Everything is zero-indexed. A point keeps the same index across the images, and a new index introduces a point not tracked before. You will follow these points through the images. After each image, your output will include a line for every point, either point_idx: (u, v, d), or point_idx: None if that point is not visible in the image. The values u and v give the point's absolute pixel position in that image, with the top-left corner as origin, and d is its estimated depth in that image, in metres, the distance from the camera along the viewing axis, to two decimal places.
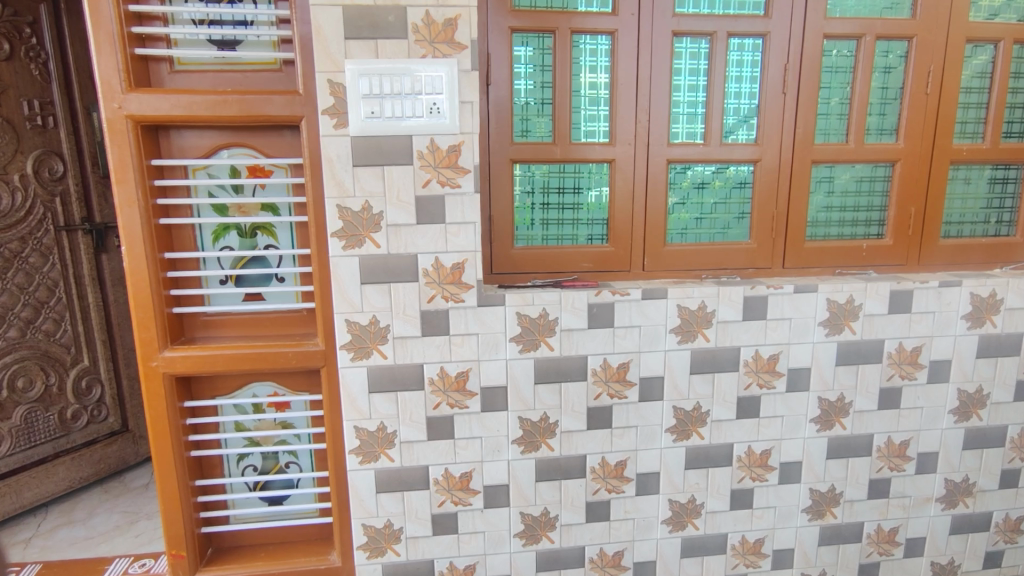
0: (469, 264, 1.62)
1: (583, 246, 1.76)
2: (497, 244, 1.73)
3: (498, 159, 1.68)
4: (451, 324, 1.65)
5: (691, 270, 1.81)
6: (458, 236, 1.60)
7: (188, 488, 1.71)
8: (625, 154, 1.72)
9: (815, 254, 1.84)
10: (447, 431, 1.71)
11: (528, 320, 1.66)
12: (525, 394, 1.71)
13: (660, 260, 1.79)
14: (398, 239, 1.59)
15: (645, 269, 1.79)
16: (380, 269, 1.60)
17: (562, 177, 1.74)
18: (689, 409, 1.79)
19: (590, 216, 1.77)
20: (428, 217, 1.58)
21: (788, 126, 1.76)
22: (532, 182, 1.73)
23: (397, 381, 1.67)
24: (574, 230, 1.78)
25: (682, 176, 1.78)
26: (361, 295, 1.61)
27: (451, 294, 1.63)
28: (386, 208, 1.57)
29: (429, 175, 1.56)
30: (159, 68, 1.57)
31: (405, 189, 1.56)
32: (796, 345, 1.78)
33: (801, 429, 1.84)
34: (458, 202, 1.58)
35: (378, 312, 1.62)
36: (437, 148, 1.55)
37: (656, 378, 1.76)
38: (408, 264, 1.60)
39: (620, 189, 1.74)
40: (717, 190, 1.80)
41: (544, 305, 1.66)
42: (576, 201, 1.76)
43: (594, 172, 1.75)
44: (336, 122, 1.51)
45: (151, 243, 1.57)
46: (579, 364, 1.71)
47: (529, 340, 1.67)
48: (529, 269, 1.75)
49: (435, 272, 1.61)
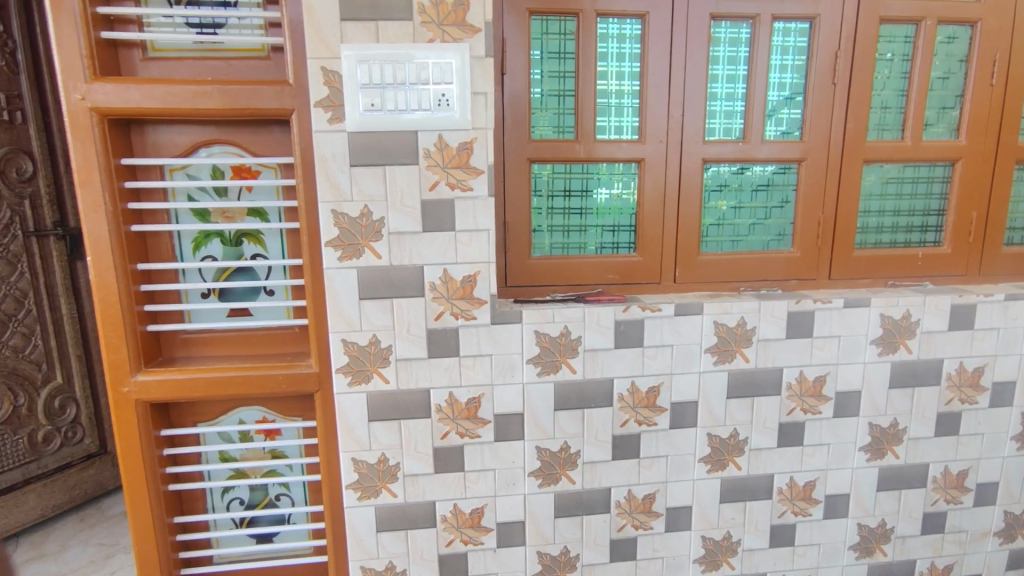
0: (482, 277, 1.43)
1: (607, 256, 1.58)
2: (512, 253, 1.54)
3: (514, 159, 1.49)
4: (462, 344, 1.46)
5: (729, 283, 1.62)
6: (470, 246, 1.41)
7: (165, 527, 1.53)
8: (656, 152, 1.53)
9: (865, 264, 1.65)
10: (456, 463, 1.53)
11: (547, 339, 1.48)
12: (543, 422, 1.53)
13: (694, 271, 1.60)
14: (401, 249, 1.40)
15: (677, 281, 1.60)
16: (381, 283, 1.41)
17: (584, 179, 1.55)
18: (726, 436, 1.60)
19: (615, 222, 1.59)
20: (436, 224, 1.40)
21: (839, 121, 1.57)
22: (551, 184, 1.55)
23: (401, 408, 1.48)
24: (597, 238, 1.60)
25: (718, 177, 1.59)
26: (360, 312, 1.42)
27: (461, 311, 1.44)
28: (388, 214, 1.38)
29: (437, 177, 1.38)
30: (130, 55, 1.38)
31: (410, 192, 1.38)
32: (845, 366, 1.59)
33: (849, 458, 1.66)
34: (470, 208, 1.40)
35: (379, 331, 1.44)
36: (446, 147, 1.36)
37: (689, 403, 1.57)
38: (413, 278, 1.42)
39: (650, 192, 1.55)
40: (757, 193, 1.61)
41: (566, 323, 1.48)
42: (600, 206, 1.58)
43: (621, 172, 1.56)
44: (331, 115, 1.32)
45: (121, 254, 1.38)
46: (604, 389, 1.53)
47: (548, 362, 1.49)
48: (547, 281, 1.56)
49: (444, 286, 1.43)
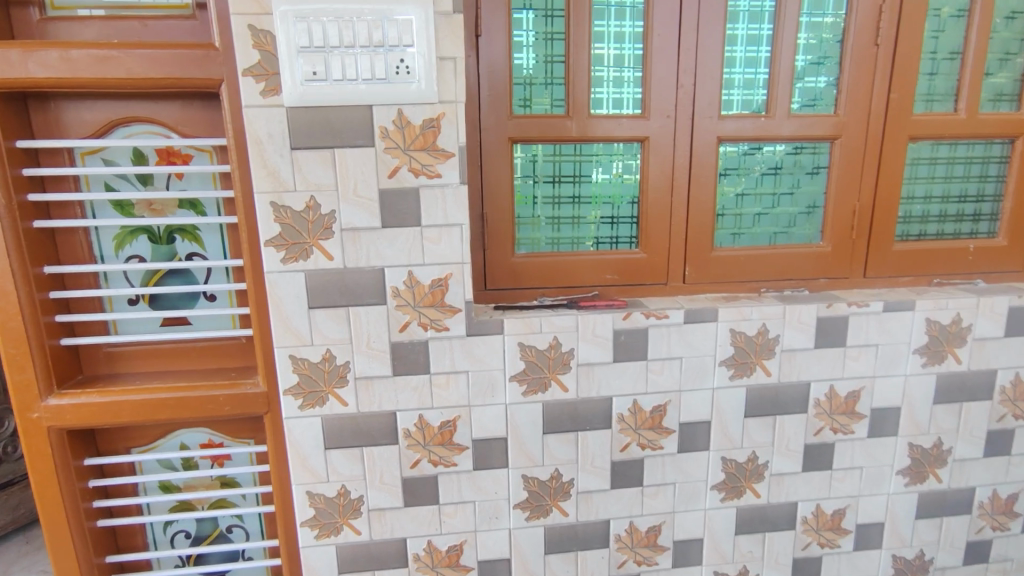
0: (454, 281, 1.21)
1: (604, 253, 1.34)
2: (491, 251, 1.30)
3: (494, 139, 1.25)
4: (433, 359, 1.24)
5: (748, 283, 1.38)
6: (439, 244, 1.19)
7: (93, 568, 1.34)
8: (663, 130, 1.29)
9: (908, 259, 1.41)
10: (429, 496, 1.31)
11: (533, 353, 1.26)
12: (531, 448, 1.31)
13: (706, 269, 1.37)
14: (358, 249, 1.17)
15: (687, 281, 1.37)
16: (335, 290, 1.19)
17: (578, 162, 1.31)
18: (743, 460, 1.38)
19: (615, 213, 1.35)
20: (399, 219, 1.17)
21: (881, 90, 1.31)
22: (538, 168, 1.30)
23: (363, 435, 1.26)
24: (593, 232, 1.36)
25: (737, 159, 1.35)
26: (311, 324, 1.20)
27: (432, 322, 1.22)
28: (340, 207, 1.15)
29: (398, 162, 1.14)
30: (25, 15, 1.14)
31: (365, 180, 1.14)
32: (883, 379, 1.37)
33: (884, 483, 1.44)
34: (439, 199, 1.17)
35: (334, 345, 1.21)
36: (409, 125, 1.13)
37: (700, 424, 1.35)
38: (373, 282, 1.19)
39: (655, 177, 1.31)
40: (782, 178, 1.37)
41: (556, 333, 1.26)
42: (596, 195, 1.34)
43: (620, 153, 1.32)
44: (264, 86, 1.08)
45: (21, 256, 1.16)
46: (601, 409, 1.31)
47: (534, 380, 1.28)
48: (535, 283, 1.33)
49: (410, 293, 1.20)
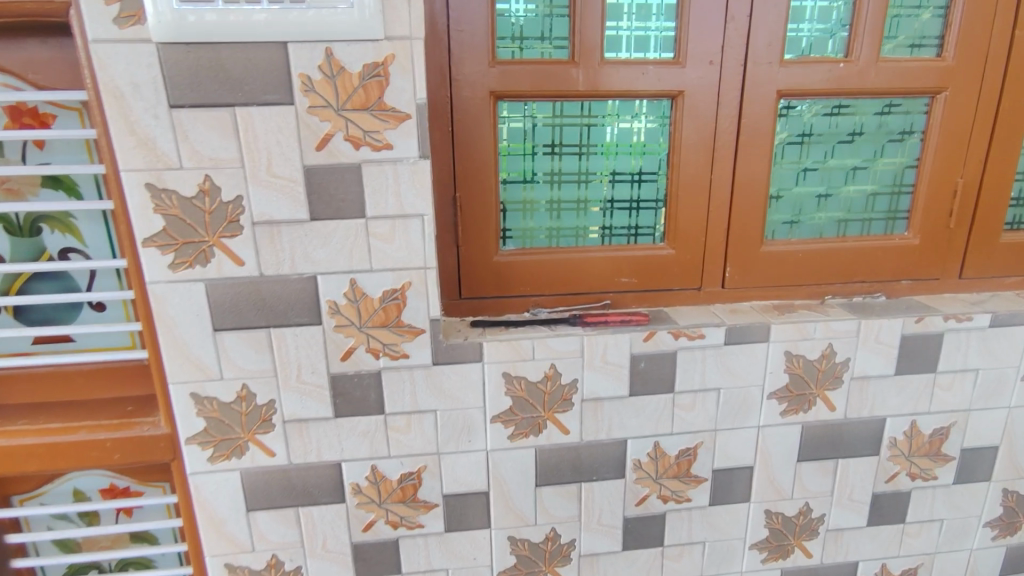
0: (415, 292, 0.88)
1: (619, 249, 1.01)
2: (467, 248, 0.97)
3: (470, 93, 0.90)
4: (388, 396, 0.93)
5: (807, 287, 1.05)
6: (392, 243, 0.85)
7: None
8: (704, 82, 0.94)
9: (1019, 256, 1.07)
10: (389, 564, 1.02)
11: (523, 386, 0.94)
12: (520, 504, 1.01)
13: (753, 270, 1.03)
14: (279, 251, 0.84)
15: (728, 286, 1.04)
16: (249, 307, 0.85)
17: (587, 127, 0.96)
18: (793, 514, 1.08)
19: (635, 196, 1.01)
20: (334, 209, 0.83)
21: (1006, 25, 0.95)
22: (532, 134, 0.96)
23: (298, 493, 0.95)
24: (606, 221, 1.02)
25: (803, 122, 0.99)
26: (219, 354, 0.87)
27: (386, 348, 0.90)
28: (249, 192, 0.80)
29: (331, 128, 0.79)
30: None
31: (282, 154, 0.79)
32: (979, 413, 1.05)
33: (968, 537, 1.15)
34: (389, 181, 0.83)
35: (251, 379, 0.89)
36: (344, 74, 0.77)
37: (741, 470, 1.04)
38: (302, 296, 0.86)
39: (691, 147, 0.96)
40: (859, 148, 1.03)
41: (553, 360, 0.94)
42: (611, 171, 0.99)
43: (643, 114, 0.96)
44: (120, 10, 0.71)
45: None
46: (612, 455, 1.00)
47: (525, 422, 0.97)
48: (527, 290, 1.00)
49: (356, 310, 0.88)
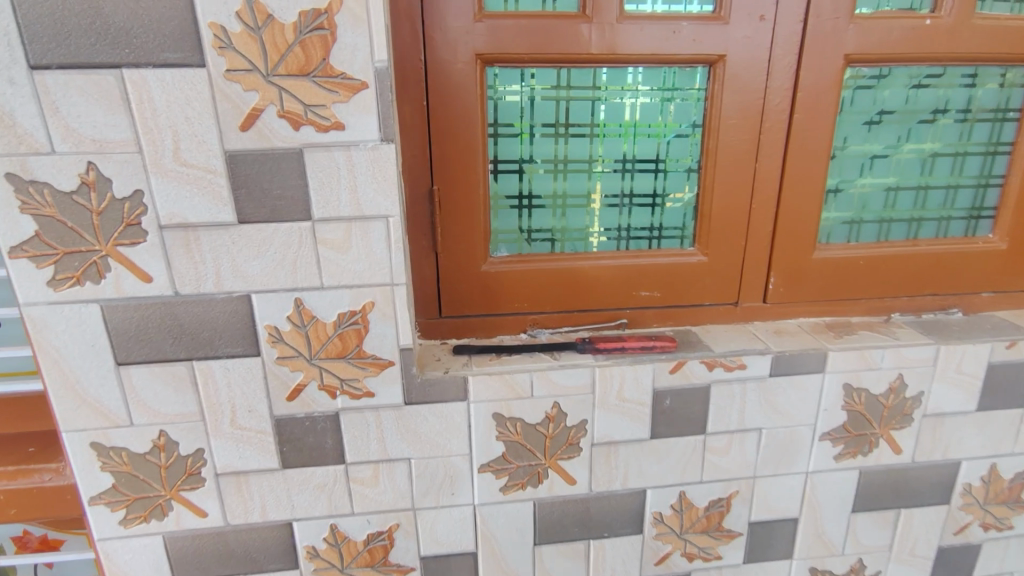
0: (379, 315, 0.68)
1: (638, 256, 0.81)
2: (448, 255, 0.77)
3: (450, 57, 0.70)
4: (348, 443, 0.73)
5: (868, 302, 0.86)
6: (347, 253, 0.66)
7: None
8: (751, 44, 0.73)
9: None
10: None
11: (519, 428, 0.75)
12: (515, 567, 0.83)
13: (803, 281, 0.84)
14: (198, 264, 0.64)
15: (771, 300, 0.84)
16: (162, 336, 0.66)
17: (601, 102, 0.76)
18: (843, 571, 0.90)
19: (659, 189, 0.81)
20: (269, 208, 0.63)
21: None
22: (530, 110, 0.75)
23: (240, 558, 0.77)
24: (623, 221, 0.82)
25: (873, 97, 0.79)
26: (125, 394, 0.67)
27: (345, 385, 0.71)
28: (153, 186, 0.60)
29: (260, 101, 0.59)
30: None
31: (194, 136, 0.59)
32: None
33: None
34: (341, 172, 0.62)
35: (171, 426, 0.69)
36: (272, 25, 0.56)
37: (784, 523, 0.86)
38: (232, 322, 0.66)
39: (731, 128, 0.76)
40: (941, 128, 0.82)
41: (556, 397, 0.75)
42: (629, 158, 0.79)
43: (670, 85, 0.76)
44: None
45: None
46: (628, 507, 0.82)
47: (521, 471, 0.78)
48: (523, 306, 0.81)
49: (304, 339, 0.68)
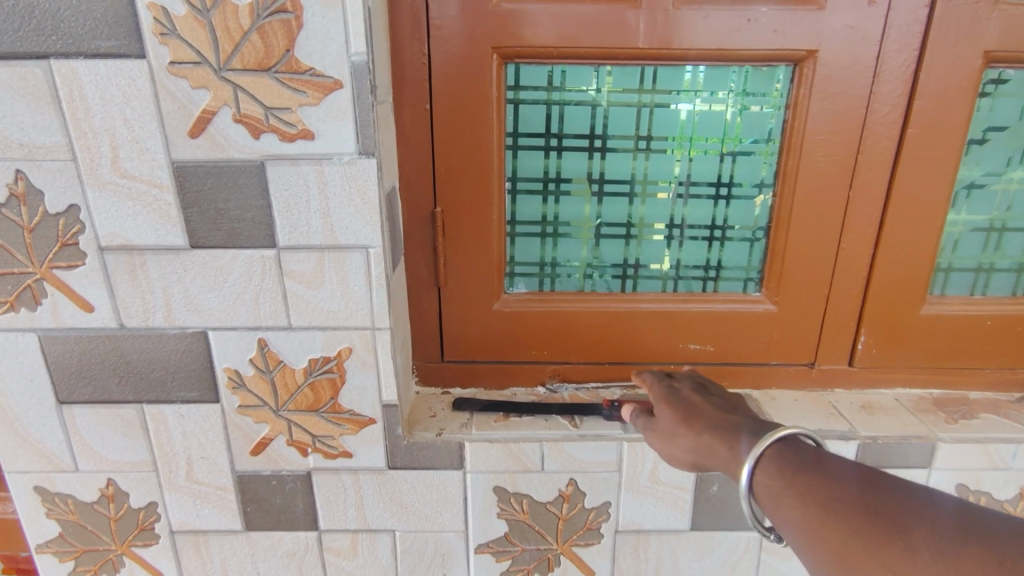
0: (357, 365, 0.56)
1: (688, 301, 0.65)
2: (453, 289, 0.64)
3: (460, 49, 0.56)
4: (322, 508, 0.62)
5: (994, 375, 0.66)
6: (319, 289, 0.54)
7: None
8: (853, 36, 0.56)
9: None
10: None
11: (526, 505, 0.62)
12: None
13: (905, 344, 0.65)
14: (146, 295, 0.54)
15: (860, 365, 0.66)
16: (107, 374, 0.56)
17: (649, 109, 0.60)
18: None
19: (720, 218, 0.64)
20: (225, 232, 0.52)
21: None
22: (559, 117, 0.60)
23: None
24: (671, 256, 0.66)
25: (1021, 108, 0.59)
26: (68, 436, 0.58)
27: (318, 442, 0.59)
28: (91, 201, 0.50)
29: (212, 101, 0.48)
30: None
31: (135, 143, 0.49)
32: None
33: None
34: (311, 192, 0.50)
35: (120, 475, 0.60)
36: (223, 7, 0.45)
37: None
38: (186, 362, 0.56)
39: (819, 145, 0.59)
40: None
41: (573, 472, 0.61)
42: (683, 179, 0.63)
43: (741, 89, 0.59)
44: None
45: None
46: None
47: (527, 556, 0.64)
48: (541, 355, 0.67)
49: (269, 387, 0.57)
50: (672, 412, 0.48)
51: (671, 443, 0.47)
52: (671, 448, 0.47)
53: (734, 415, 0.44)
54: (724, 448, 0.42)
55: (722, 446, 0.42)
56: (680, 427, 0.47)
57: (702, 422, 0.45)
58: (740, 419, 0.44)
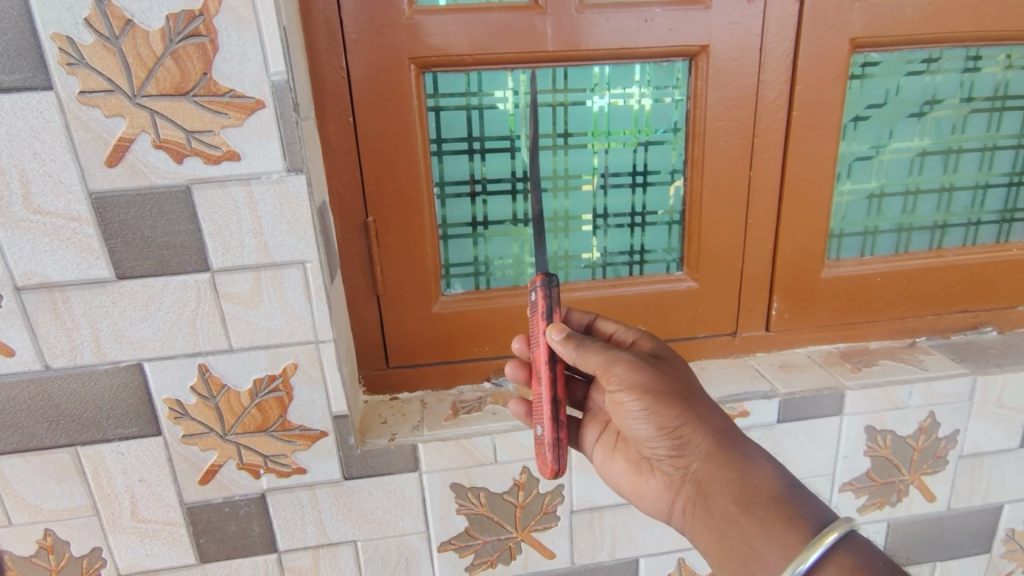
0: (304, 382, 0.56)
1: (617, 286, 0.69)
2: (392, 296, 0.65)
3: (378, 62, 0.58)
4: (279, 529, 0.62)
5: (889, 326, 0.74)
6: (257, 310, 0.53)
7: None
8: (739, 31, 0.61)
9: None
10: None
11: (484, 499, 0.64)
12: None
13: (811, 306, 0.72)
14: (72, 333, 0.52)
15: (775, 328, 0.72)
16: (35, 420, 0.54)
17: (564, 108, 0.64)
18: None
19: (638, 205, 0.69)
20: (153, 261, 0.51)
21: None
22: (479, 120, 0.63)
23: None
24: (598, 245, 0.70)
25: (886, 86, 0.67)
26: None
27: (269, 462, 0.59)
28: (3, 241, 0.49)
29: (128, 129, 0.47)
30: None
31: (48, 177, 0.47)
32: None
33: None
34: (241, 213, 0.50)
35: (59, 524, 0.58)
36: (133, 34, 0.45)
37: None
38: (121, 399, 0.55)
39: (720, 131, 0.64)
40: (966, 120, 0.70)
41: (525, 461, 0.63)
42: (601, 171, 0.67)
43: (644, 84, 0.64)
44: None
45: None
46: None
47: (489, 547, 0.66)
48: (485, 351, 0.69)
49: (214, 413, 0.56)
50: (681, 387, 0.47)
51: (660, 396, 0.45)
52: (650, 397, 0.45)
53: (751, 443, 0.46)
54: (744, 497, 0.42)
55: (740, 476, 0.43)
56: (685, 404, 0.46)
57: (718, 429, 0.45)
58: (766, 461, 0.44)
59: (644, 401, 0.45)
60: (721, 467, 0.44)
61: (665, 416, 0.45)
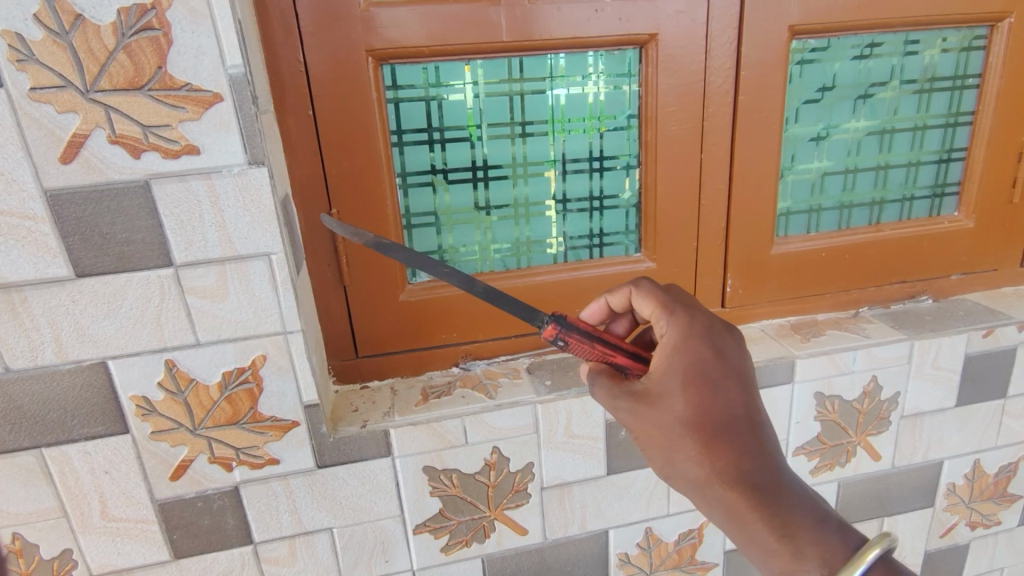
0: (273, 373, 0.57)
1: (579, 270, 0.72)
2: (359, 286, 0.66)
3: (335, 54, 0.58)
4: (254, 521, 0.62)
5: (834, 298, 0.78)
6: (222, 303, 0.54)
7: None
8: (685, 19, 0.64)
9: None
10: None
11: (456, 481, 0.66)
12: None
13: (762, 282, 0.76)
14: (31, 333, 0.51)
15: (730, 305, 0.76)
16: None
17: (521, 97, 0.65)
18: None
19: (596, 190, 0.71)
20: (113, 257, 0.51)
21: None
22: (438, 111, 0.64)
23: None
24: (559, 230, 0.72)
25: (825, 71, 0.70)
26: None
27: (242, 454, 0.59)
28: None
29: (82, 124, 0.47)
30: None
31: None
32: None
33: None
34: (203, 206, 0.50)
35: (27, 527, 0.58)
36: (83, 29, 0.44)
37: None
38: (86, 397, 0.54)
39: (671, 116, 0.67)
40: (899, 102, 0.74)
41: (495, 441, 0.65)
42: (560, 158, 0.69)
43: (597, 72, 0.66)
44: None
45: None
46: (591, 549, 0.74)
47: (463, 527, 0.68)
48: (453, 336, 0.70)
49: (183, 408, 0.56)
50: (707, 421, 0.44)
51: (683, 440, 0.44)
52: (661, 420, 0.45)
53: (784, 476, 0.43)
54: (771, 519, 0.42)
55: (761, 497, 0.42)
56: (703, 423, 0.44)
57: (750, 461, 0.43)
58: (798, 496, 0.42)
59: (660, 452, 0.45)
60: (751, 522, 0.42)
61: (683, 470, 0.44)
